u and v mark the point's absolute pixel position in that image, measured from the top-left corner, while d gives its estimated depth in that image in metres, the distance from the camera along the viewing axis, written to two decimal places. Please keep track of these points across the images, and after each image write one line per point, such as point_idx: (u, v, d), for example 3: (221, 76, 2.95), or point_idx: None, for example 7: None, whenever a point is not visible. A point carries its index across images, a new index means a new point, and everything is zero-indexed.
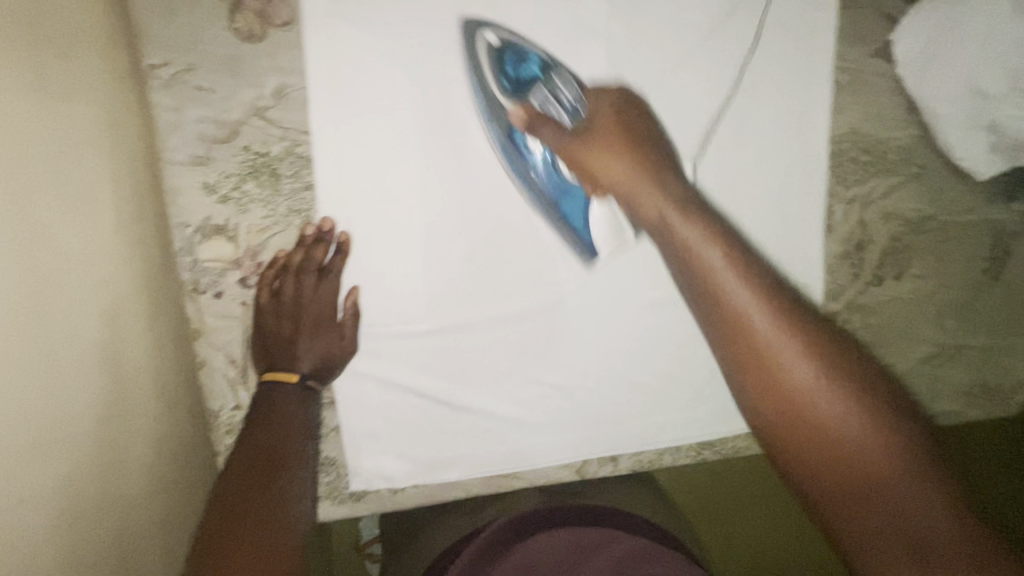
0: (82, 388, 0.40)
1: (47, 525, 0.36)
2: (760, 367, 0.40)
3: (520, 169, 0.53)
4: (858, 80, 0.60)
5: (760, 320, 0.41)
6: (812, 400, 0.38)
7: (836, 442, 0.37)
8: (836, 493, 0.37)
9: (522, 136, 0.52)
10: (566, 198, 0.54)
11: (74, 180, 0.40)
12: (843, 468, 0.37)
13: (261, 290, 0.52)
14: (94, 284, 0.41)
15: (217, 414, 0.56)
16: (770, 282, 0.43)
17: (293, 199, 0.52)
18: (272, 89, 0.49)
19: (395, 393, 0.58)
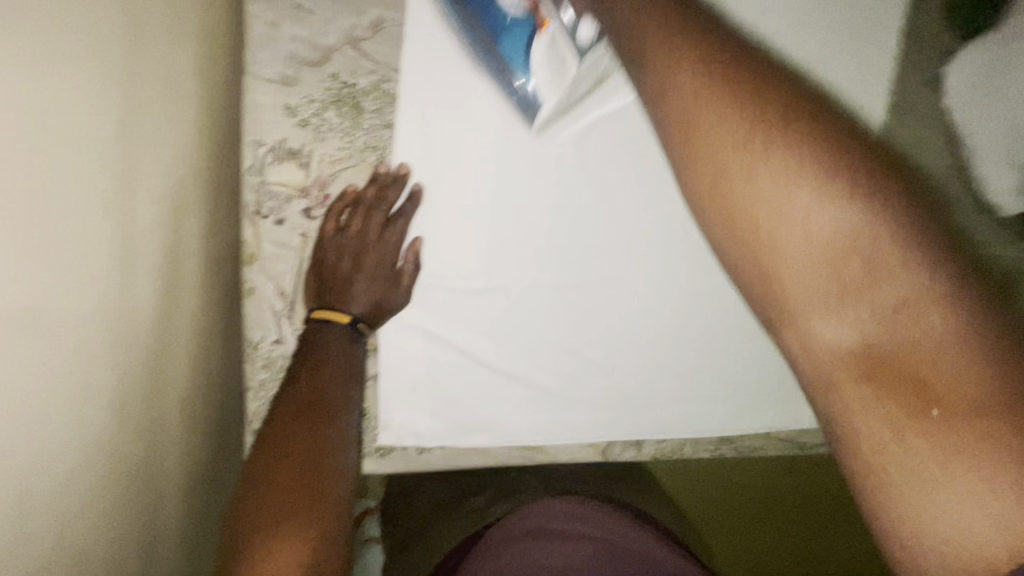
0: (117, 282, 0.37)
1: (86, 395, 0.35)
2: (724, 190, 0.27)
3: (464, 19, 0.48)
4: (908, 105, 0.65)
5: (725, 100, 0.26)
6: (790, 222, 0.26)
7: (819, 252, 0.25)
8: (812, 328, 0.26)
9: None
10: (506, 37, 0.48)
11: (144, 63, 0.38)
12: (830, 317, 0.26)
13: (326, 222, 0.51)
14: (159, 168, 0.41)
15: (255, 345, 0.53)
16: (726, 60, 0.27)
17: (371, 135, 0.51)
18: (370, 21, 0.49)
19: (439, 348, 0.58)
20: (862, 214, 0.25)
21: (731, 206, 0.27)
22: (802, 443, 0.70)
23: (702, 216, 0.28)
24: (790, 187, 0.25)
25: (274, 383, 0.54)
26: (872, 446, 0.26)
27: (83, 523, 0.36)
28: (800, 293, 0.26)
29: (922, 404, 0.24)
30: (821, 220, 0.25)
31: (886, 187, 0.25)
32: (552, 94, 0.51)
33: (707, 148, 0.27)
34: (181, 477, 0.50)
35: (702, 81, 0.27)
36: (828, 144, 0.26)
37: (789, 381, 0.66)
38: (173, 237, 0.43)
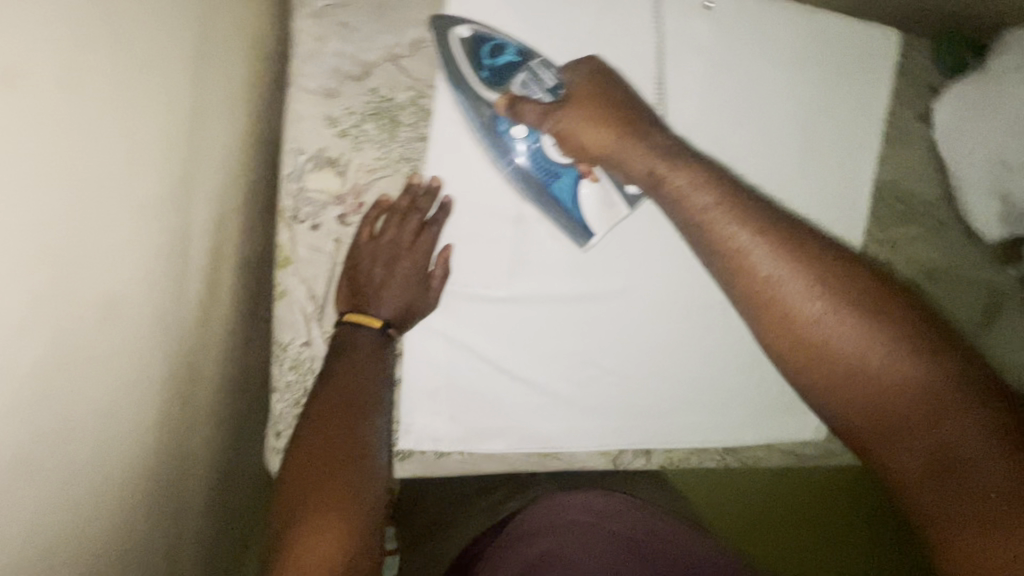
0: (169, 275, 0.38)
1: (137, 382, 0.36)
2: (796, 334, 0.38)
3: (516, 168, 0.54)
4: (899, 136, 0.70)
5: (793, 287, 0.39)
6: (840, 350, 0.37)
7: (879, 390, 0.36)
8: (886, 446, 0.36)
9: (508, 127, 0.53)
10: (555, 181, 0.55)
11: (210, 68, 0.40)
12: (881, 419, 0.36)
13: (361, 228, 0.53)
14: (212, 170, 0.43)
15: (284, 347, 0.54)
16: (778, 230, 0.41)
17: (406, 146, 0.53)
18: (409, 40, 0.52)
19: (460, 354, 0.59)
20: (894, 358, 0.36)
21: (800, 345, 0.38)
22: (800, 453, 0.73)
23: (787, 366, 0.39)
24: (849, 344, 0.37)
25: (300, 384, 0.55)
26: (941, 521, 0.34)
27: (124, 510, 0.37)
28: (865, 418, 0.37)
29: (962, 490, 0.34)
30: (879, 363, 0.36)
31: (907, 337, 0.36)
32: (600, 225, 0.58)
33: (780, 319, 0.39)
34: (207, 474, 0.50)
35: (758, 268, 0.40)
36: (855, 299, 0.38)
37: (790, 393, 0.69)
38: (218, 237, 0.45)
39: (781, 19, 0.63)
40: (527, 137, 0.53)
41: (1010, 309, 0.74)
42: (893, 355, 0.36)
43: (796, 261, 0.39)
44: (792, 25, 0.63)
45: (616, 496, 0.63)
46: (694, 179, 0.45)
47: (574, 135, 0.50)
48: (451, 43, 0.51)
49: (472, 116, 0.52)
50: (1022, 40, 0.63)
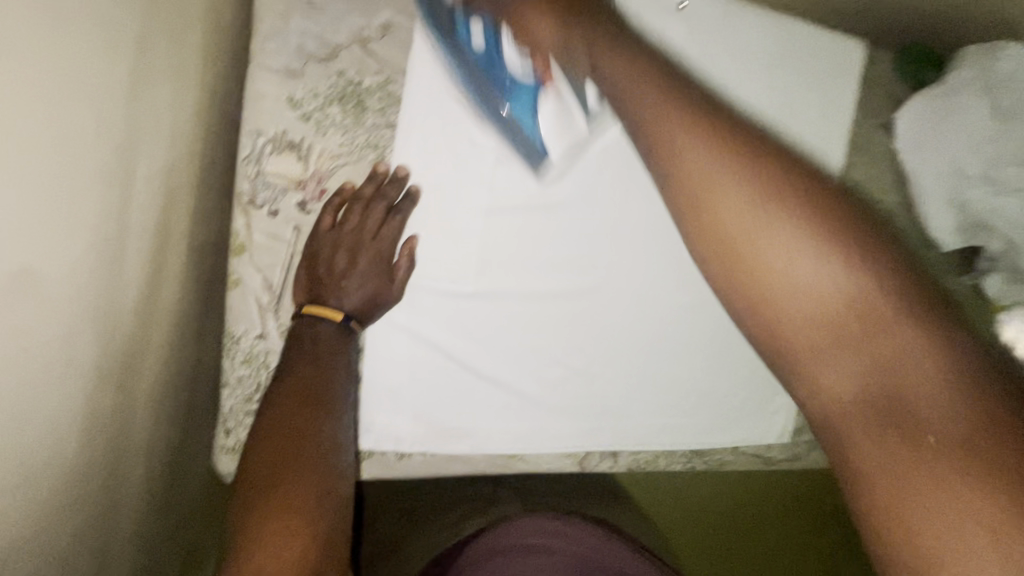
0: (103, 259, 0.36)
1: (66, 368, 0.34)
2: (731, 255, 0.34)
3: (473, 76, 0.51)
4: (865, 143, 0.71)
5: (734, 197, 0.34)
6: (784, 271, 0.33)
7: (812, 315, 0.32)
8: (795, 351, 0.33)
9: (467, 30, 0.49)
10: (511, 93, 0.51)
11: (158, 43, 0.38)
12: (836, 345, 0.32)
13: (322, 217, 0.51)
14: (159, 146, 0.40)
15: (237, 339, 0.51)
16: (738, 137, 0.35)
17: (372, 133, 0.51)
18: (379, 23, 0.50)
19: (425, 349, 0.58)
20: (847, 287, 0.31)
21: (737, 263, 0.34)
22: (766, 457, 0.74)
23: (715, 280, 0.35)
24: (788, 256, 0.33)
25: (253, 379, 0.53)
26: (857, 454, 0.31)
27: (47, 508, 0.34)
28: (794, 332, 0.33)
29: (898, 425, 0.30)
30: (825, 284, 0.32)
31: (878, 272, 0.32)
32: (561, 147, 0.55)
33: (715, 228, 0.34)
34: (145, 475, 0.47)
35: (711, 177, 0.34)
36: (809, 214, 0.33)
37: (758, 396, 0.69)
38: (163, 222, 0.43)
39: (750, 24, 0.64)
40: (483, 38, 0.48)
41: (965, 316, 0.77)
42: (839, 273, 0.32)
43: (751, 168, 0.34)
44: (763, 30, 0.64)
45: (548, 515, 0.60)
46: (642, 72, 0.38)
47: (529, 28, 0.44)
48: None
49: (431, 22, 0.50)
50: (978, 62, 0.66)
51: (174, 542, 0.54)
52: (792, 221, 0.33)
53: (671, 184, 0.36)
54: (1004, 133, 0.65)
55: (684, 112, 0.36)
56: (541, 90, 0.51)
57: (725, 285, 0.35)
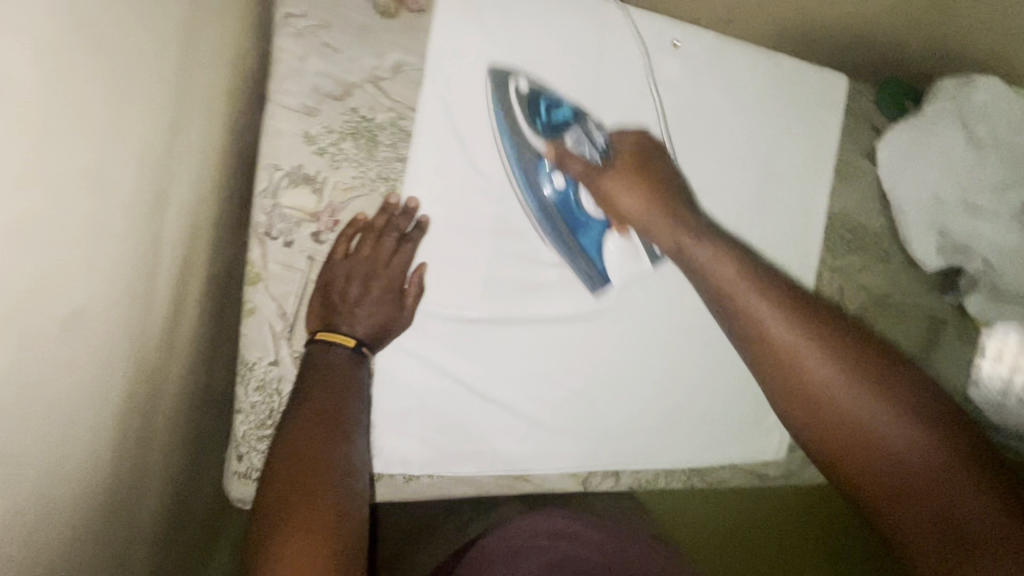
0: (135, 296, 0.37)
1: (99, 399, 0.35)
2: (800, 395, 0.49)
3: (546, 207, 0.57)
4: (850, 171, 0.75)
5: (811, 356, 0.48)
6: (829, 406, 0.47)
7: (870, 440, 0.46)
8: (867, 470, 0.46)
9: (549, 171, 0.56)
10: (583, 229, 0.59)
11: (190, 90, 0.40)
12: (856, 459, 0.46)
13: (335, 247, 0.53)
14: (187, 185, 0.42)
15: (251, 366, 0.53)
16: (798, 305, 0.51)
17: (384, 166, 0.54)
18: (391, 63, 0.53)
19: (433, 374, 0.59)
20: (874, 421, 0.46)
21: (799, 397, 0.49)
22: (762, 474, 0.76)
23: (794, 415, 0.49)
24: (846, 400, 0.47)
25: (266, 405, 0.54)
26: (907, 536, 0.45)
27: (73, 539, 0.35)
28: (863, 457, 0.46)
29: (948, 522, 0.43)
30: (869, 417, 0.46)
31: (896, 411, 0.46)
32: (618, 272, 0.62)
33: (789, 377, 0.49)
34: (160, 502, 0.48)
35: (779, 341, 0.50)
36: (856, 369, 0.48)
37: (754, 414, 0.72)
38: (186, 256, 0.44)
39: (742, 59, 0.66)
40: (565, 184, 0.57)
41: (946, 333, 0.81)
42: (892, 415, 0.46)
43: (812, 333, 0.49)
44: (754, 66, 0.66)
45: (555, 514, 0.62)
46: (718, 251, 0.54)
47: (613, 194, 0.57)
48: (511, 93, 0.55)
49: (516, 146, 0.55)
50: (952, 96, 0.71)
51: (186, 568, 0.54)
52: (850, 376, 0.47)
53: (753, 344, 0.51)
54: (976, 165, 0.71)
55: (758, 289, 0.52)
56: (609, 231, 0.60)
57: (800, 419, 0.49)
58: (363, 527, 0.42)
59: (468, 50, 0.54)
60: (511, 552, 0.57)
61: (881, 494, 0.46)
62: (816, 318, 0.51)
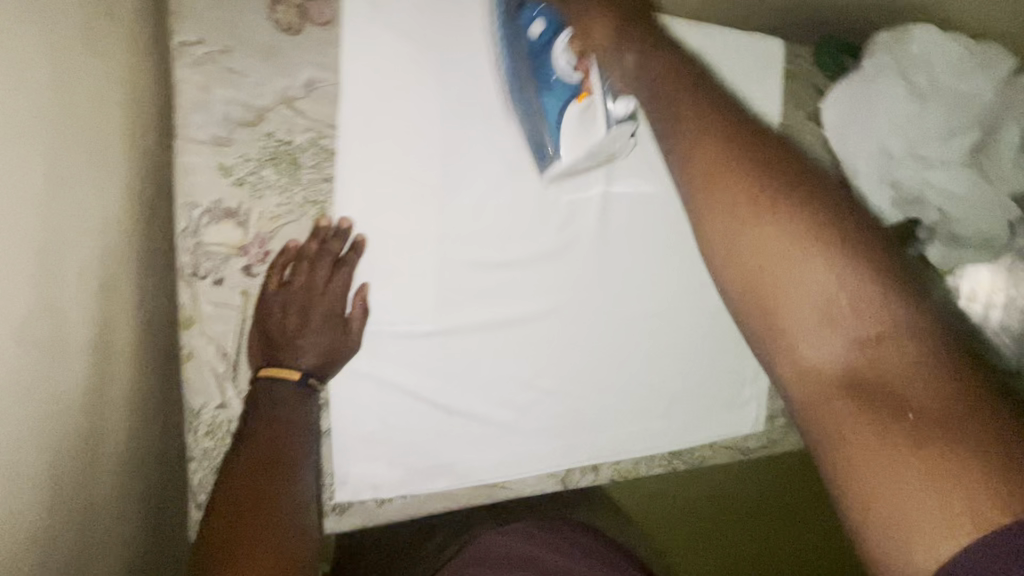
0: (40, 366, 0.35)
1: (18, 482, 0.33)
2: (746, 253, 0.31)
3: (518, 57, 0.53)
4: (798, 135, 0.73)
5: (773, 224, 0.30)
6: (793, 259, 0.30)
7: (812, 309, 0.29)
8: (799, 341, 0.30)
9: (531, 13, 0.51)
10: (548, 89, 0.53)
11: (70, 139, 0.37)
12: (811, 329, 0.29)
13: (269, 278, 0.51)
14: (89, 240, 0.40)
15: (197, 413, 0.51)
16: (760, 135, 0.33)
17: (310, 190, 0.52)
18: (303, 81, 0.50)
19: (393, 395, 0.58)
20: (847, 278, 0.29)
21: (747, 258, 0.31)
22: (744, 448, 0.75)
23: (717, 269, 0.32)
24: (789, 254, 0.30)
25: (218, 449, 0.52)
26: (839, 448, 0.28)
27: None
28: (800, 332, 0.30)
29: (899, 426, 0.27)
30: (825, 269, 0.29)
31: (875, 266, 0.30)
32: (572, 150, 0.55)
33: (728, 208, 0.31)
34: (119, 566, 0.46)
35: (739, 183, 0.31)
36: (805, 197, 0.31)
37: (727, 390, 0.71)
38: (102, 312, 0.42)
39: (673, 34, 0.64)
40: (543, 31, 0.51)
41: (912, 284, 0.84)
42: (855, 278, 0.29)
43: (775, 182, 0.31)
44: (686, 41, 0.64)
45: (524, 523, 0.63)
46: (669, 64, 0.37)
47: (586, 10, 0.45)
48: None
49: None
50: (889, 47, 0.70)
51: None
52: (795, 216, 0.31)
53: (686, 177, 0.33)
54: (920, 115, 0.71)
55: (724, 131, 0.33)
56: (574, 96, 0.52)
57: (732, 285, 0.32)
58: (310, 565, 0.41)
59: (382, 57, 0.52)
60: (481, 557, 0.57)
61: (848, 392, 0.28)
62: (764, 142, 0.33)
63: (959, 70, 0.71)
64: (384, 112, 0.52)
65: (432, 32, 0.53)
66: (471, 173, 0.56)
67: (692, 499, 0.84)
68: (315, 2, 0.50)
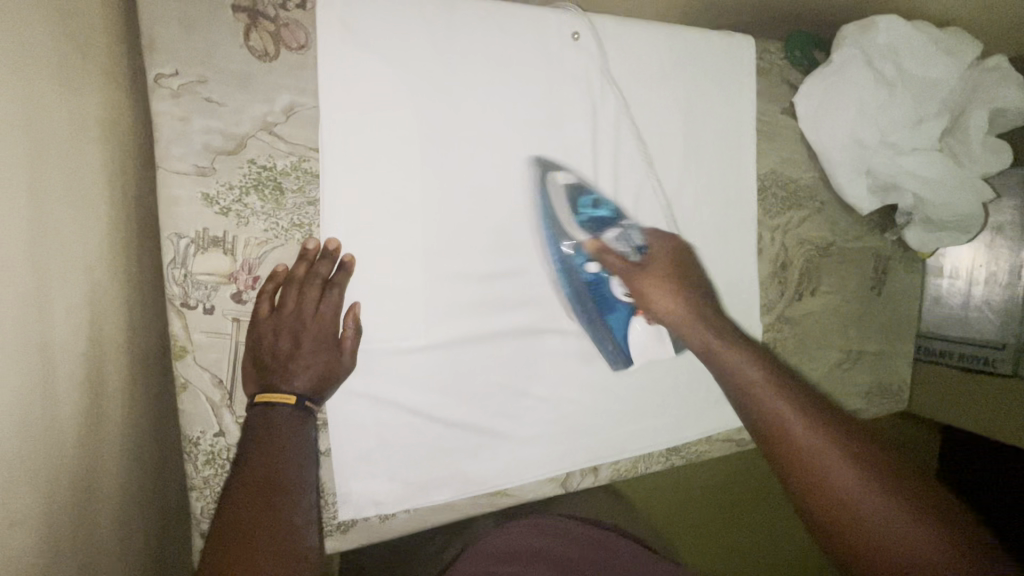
0: (32, 409, 0.35)
1: (14, 527, 0.33)
2: (767, 440, 0.50)
3: (580, 292, 0.63)
4: (774, 130, 0.75)
5: (807, 436, 0.48)
6: (813, 455, 0.47)
7: (835, 493, 0.45)
8: (831, 516, 0.44)
9: (588, 261, 0.62)
10: (611, 311, 0.64)
11: (49, 181, 0.37)
12: (836, 503, 0.44)
13: (259, 304, 0.51)
14: (74, 277, 0.40)
15: (195, 442, 0.51)
16: (781, 372, 0.55)
17: (295, 213, 0.52)
18: (281, 106, 0.50)
19: (389, 411, 0.58)
20: (855, 472, 0.45)
21: (786, 455, 0.48)
22: (739, 440, 0.77)
23: (767, 453, 0.50)
24: (813, 455, 0.47)
25: (219, 477, 0.52)
26: None
27: None
28: (835, 512, 0.44)
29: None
30: (838, 464, 0.46)
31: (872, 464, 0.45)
32: (641, 355, 0.66)
33: (752, 412, 0.52)
34: None
35: (760, 399, 0.52)
36: (818, 416, 0.49)
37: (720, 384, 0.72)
38: (94, 349, 0.42)
39: (645, 38, 0.65)
40: (598, 271, 0.62)
41: (893, 268, 0.86)
42: (863, 474, 0.45)
43: (791, 404, 0.51)
44: (659, 46, 0.65)
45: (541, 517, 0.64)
46: (686, 316, 0.61)
47: (647, 294, 0.62)
48: (554, 190, 0.61)
49: (551, 248, 0.61)
50: (857, 40, 0.71)
51: None
52: (805, 425, 0.49)
53: (730, 386, 0.56)
54: (886, 105, 0.72)
55: (756, 369, 0.55)
56: (634, 315, 0.64)
57: (784, 474, 0.48)
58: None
59: (359, 78, 0.52)
60: (504, 557, 0.58)
61: (864, 554, 0.42)
62: (796, 383, 0.54)
63: (924, 56, 0.72)
64: (364, 133, 0.53)
65: (408, 53, 0.54)
66: (456, 191, 0.57)
67: (695, 492, 0.87)
68: (288, 27, 0.50)
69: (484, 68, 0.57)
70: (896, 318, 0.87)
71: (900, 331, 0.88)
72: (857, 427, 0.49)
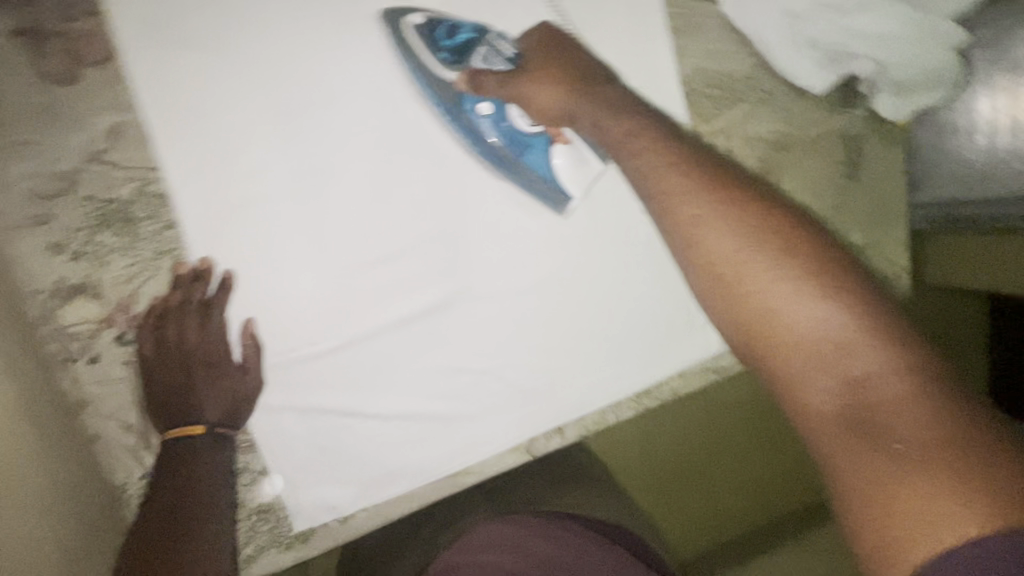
0: None
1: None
2: (715, 270, 0.41)
3: (484, 141, 0.55)
4: (690, 23, 0.65)
5: (773, 275, 0.39)
6: (757, 281, 0.39)
7: (789, 330, 0.38)
8: (777, 336, 0.38)
9: (473, 100, 0.54)
10: (526, 150, 0.56)
11: None
12: (781, 336, 0.38)
13: (143, 343, 0.50)
14: None
15: (122, 489, 0.51)
16: (744, 190, 0.44)
17: (156, 240, 0.49)
18: (104, 130, 0.47)
19: (318, 418, 0.56)
20: (820, 302, 0.38)
21: (726, 284, 0.41)
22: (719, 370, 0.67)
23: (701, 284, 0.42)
24: (760, 286, 0.39)
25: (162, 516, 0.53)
26: (838, 465, 0.35)
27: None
28: (792, 356, 0.38)
29: (872, 436, 0.34)
30: (794, 305, 0.38)
31: (847, 294, 0.38)
32: (576, 187, 0.58)
33: (700, 239, 0.42)
34: None
35: (709, 219, 0.42)
36: (784, 250, 0.40)
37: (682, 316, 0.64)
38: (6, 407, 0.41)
39: None
40: (493, 111, 0.54)
41: (868, 148, 0.72)
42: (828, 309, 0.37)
43: (743, 225, 0.41)
44: None
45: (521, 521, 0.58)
46: (624, 119, 0.49)
47: (532, 97, 0.52)
48: (408, 32, 0.52)
49: (433, 94, 0.53)
50: None
51: None
52: (776, 257, 0.40)
53: (669, 220, 0.44)
54: None
55: (717, 196, 0.43)
56: (553, 143, 0.56)
57: (715, 306, 0.42)
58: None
59: (181, 80, 0.47)
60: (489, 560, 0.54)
61: (817, 399, 0.36)
62: (769, 205, 0.43)
63: None
64: (203, 138, 0.48)
65: (226, 35, 0.48)
66: (328, 171, 0.51)
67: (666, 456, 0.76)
68: (88, 41, 0.46)
69: (326, 29, 0.51)
70: (892, 196, 0.74)
71: (893, 210, 0.74)
72: (831, 254, 0.40)
